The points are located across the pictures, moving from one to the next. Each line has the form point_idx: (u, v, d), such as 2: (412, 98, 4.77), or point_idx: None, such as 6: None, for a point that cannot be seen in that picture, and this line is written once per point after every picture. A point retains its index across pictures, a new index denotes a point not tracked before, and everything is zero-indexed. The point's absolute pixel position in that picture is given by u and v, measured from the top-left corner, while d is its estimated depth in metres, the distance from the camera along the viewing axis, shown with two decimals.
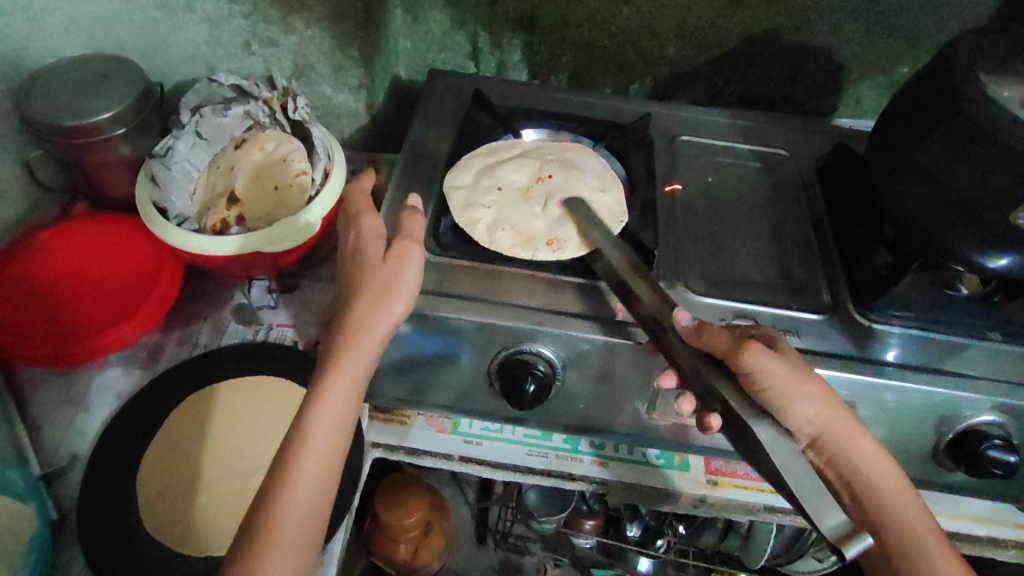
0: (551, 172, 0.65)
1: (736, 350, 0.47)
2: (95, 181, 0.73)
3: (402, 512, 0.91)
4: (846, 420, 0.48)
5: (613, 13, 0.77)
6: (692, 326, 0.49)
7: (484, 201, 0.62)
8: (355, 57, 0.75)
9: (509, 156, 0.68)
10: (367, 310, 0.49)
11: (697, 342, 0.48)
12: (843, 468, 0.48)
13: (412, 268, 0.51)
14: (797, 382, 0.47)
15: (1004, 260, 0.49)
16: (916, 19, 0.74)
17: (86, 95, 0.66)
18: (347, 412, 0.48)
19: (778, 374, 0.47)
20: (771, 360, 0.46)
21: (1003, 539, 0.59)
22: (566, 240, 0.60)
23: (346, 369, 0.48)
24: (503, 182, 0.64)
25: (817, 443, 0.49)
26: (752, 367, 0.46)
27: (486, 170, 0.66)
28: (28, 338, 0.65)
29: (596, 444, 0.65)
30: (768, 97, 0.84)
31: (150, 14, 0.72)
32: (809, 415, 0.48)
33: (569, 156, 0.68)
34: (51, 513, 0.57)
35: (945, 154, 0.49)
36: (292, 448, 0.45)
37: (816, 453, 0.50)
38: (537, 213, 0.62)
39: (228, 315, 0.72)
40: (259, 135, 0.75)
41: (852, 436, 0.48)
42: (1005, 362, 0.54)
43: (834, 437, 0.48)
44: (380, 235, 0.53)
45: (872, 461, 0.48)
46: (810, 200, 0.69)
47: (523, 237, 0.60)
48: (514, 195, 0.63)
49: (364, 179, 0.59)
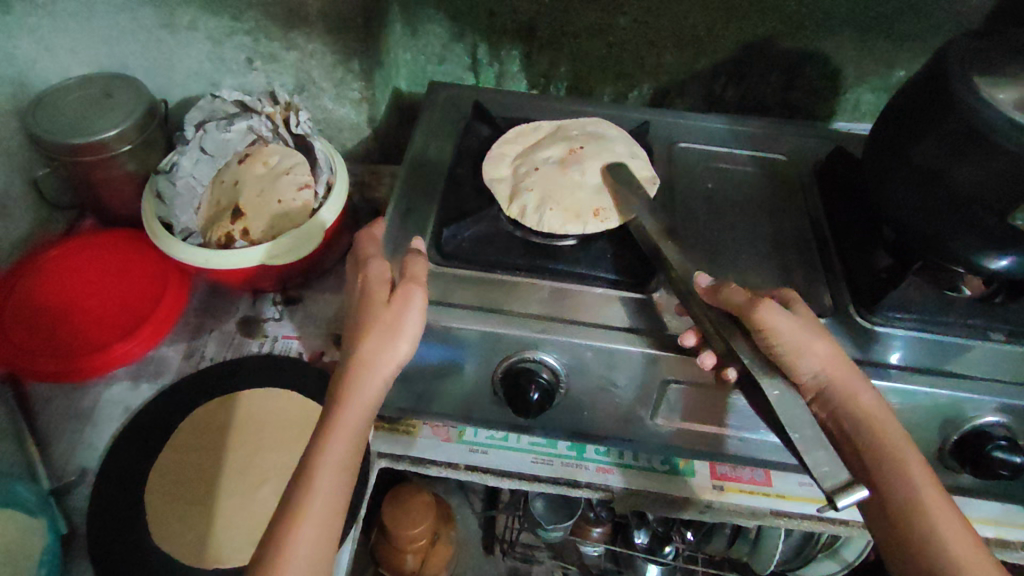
0: (581, 145, 0.66)
1: (750, 308, 0.49)
2: (101, 197, 0.74)
3: (410, 520, 0.91)
4: (849, 370, 0.49)
5: (610, 23, 0.78)
6: (710, 287, 0.52)
7: (527, 180, 0.63)
8: (356, 71, 0.76)
9: (537, 140, 0.69)
10: (374, 351, 0.49)
11: (713, 301, 0.51)
12: (844, 420, 0.48)
13: (416, 310, 0.50)
14: (813, 337, 0.49)
15: (1003, 260, 0.48)
16: (911, 23, 0.74)
17: (93, 113, 0.67)
18: (351, 458, 0.48)
19: (793, 332, 0.49)
20: (785, 320, 0.49)
21: (1012, 541, 0.59)
22: (611, 208, 0.60)
23: (349, 415, 0.48)
24: (540, 159, 0.65)
25: (822, 396, 0.50)
26: (766, 324, 0.49)
27: (522, 156, 0.66)
28: (38, 353, 0.66)
29: (601, 451, 0.65)
30: (766, 103, 0.85)
31: (154, 34, 0.73)
32: (812, 367, 0.49)
33: (592, 129, 0.69)
34: (62, 527, 0.58)
35: (942, 157, 0.49)
36: (297, 495, 0.45)
37: (820, 406, 0.50)
38: (578, 182, 0.62)
39: (234, 327, 0.73)
40: (262, 150, 0.74)
41: (854, 391, 0.48)
42: (1008, 362, 0.54)
43: (839, 390, 0.49)
44: (386, 279, 0.53)
45: (874, 413, 0.48)
46: (809, 203, 0.69)
47: (571, 208, 0.60)
48: (552, 167, 0.64)
49: (376, 226, 0.60)
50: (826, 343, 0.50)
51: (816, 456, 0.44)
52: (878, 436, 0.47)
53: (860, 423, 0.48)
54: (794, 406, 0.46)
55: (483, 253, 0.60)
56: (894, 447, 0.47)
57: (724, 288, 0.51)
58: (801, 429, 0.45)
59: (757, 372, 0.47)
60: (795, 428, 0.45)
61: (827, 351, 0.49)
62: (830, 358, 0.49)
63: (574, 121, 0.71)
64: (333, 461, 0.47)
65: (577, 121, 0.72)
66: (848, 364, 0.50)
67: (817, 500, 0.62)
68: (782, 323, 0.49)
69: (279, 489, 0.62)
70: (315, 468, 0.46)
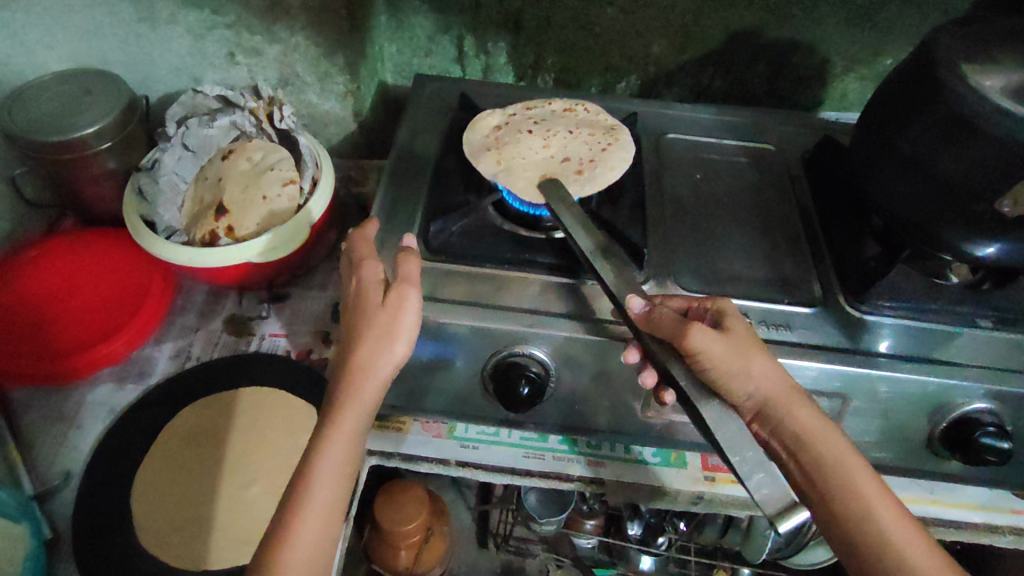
0: (522, 117, 0.69)
1: (680, 333, 0.46)
2: (81, 194, 0.72)
3: (403, 517, 0.91)
4: (789, 388, 0.47)
5: (598, 14, 0.77)
6: (644, 311, 0.49)
7: (535, 163, 0.62)
8: (340, 64, 0.75)
9: (494, 128, 0.67)
10: (370, 356, 0.49)
11: (650, 329, 0.48)
12: (786, 438, 0.47)
13: (410, 314, 0.50)
14: (742, 355, 0.47)
15: (991, 248, 0.49)
16: (896, 11, 0.74)
17: (71, 110, 0.66)
18: (348, 463, 0.47)
19: (722, 356, 0.47)
20: (715, 341, 0.46)
21: (1000, 526, 0.59)
22: (612, 133, 0.67)
23: (346, 421, 0.47)
24: (516, 140, 0.65)
25: (761, 414, 0.48)
26: (695, 349, 0.46)
27: (501, 159, 0.62)
28: (20, 355, 0.65)
29: (592, 444, 0.65)
30: (753, 93, 0.84)
31: (133, 28, 0.72)
32: (750, 389, 0.47)
33: (513, 109, 0.70)
34: (46, 532, 0.57)
35: (931, 144, 0.49)
36: (292, 506, 0.45)
37: (762, 425, 0.49)
38: (569, 137, 0.66)
39: (219, 326, 0.72)
40: (245, 146, 0.72)
41: (792, 407, 0.47)
42: (994, 349, 0.54)
43: (777, 408, 0.47)
44: (381, 279, 0.52)
45: (811, 428, 0.46)
46: (797, 194, 0.69)
47: (592, 160, 0.63)
48: (535, 141, 0.65)
49: (368, 226, 0.57)
50: (761, 359, 0.48)
51: (758, 479, 0.42)
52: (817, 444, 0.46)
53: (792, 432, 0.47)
54: (727, 425, 0.45)
55: (471, 246, 0.60)
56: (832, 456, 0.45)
57: (654, 313, 0.48)
58: (740, 451, 0.44)
59: (693, 396, 0.46)
60: (733, 450, 0.44)
61: (761, 364, 0.48)
62: (774, 374, 0.48)
63: (489, 111, 0.69)
64: (330, 465, 0.46)
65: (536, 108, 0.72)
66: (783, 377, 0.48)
67: None
68: (720, 345, 0.46)
69: (266, 488, 0.62)
70: (313, 473, 0.46)
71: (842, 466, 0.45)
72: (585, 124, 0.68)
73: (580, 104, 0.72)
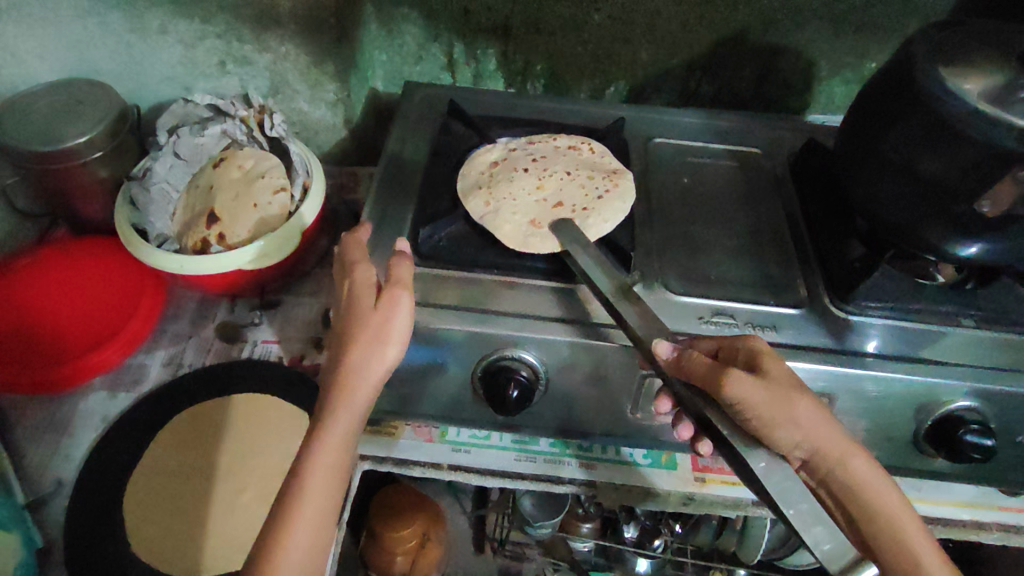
0: (522, 155, 0.68)
1: (716, 380, 0.45)
2: (73, 203, 0.72)
3: (397, 525, 0.92)
4: (838, 436, 0.46)
5: (585, 20, 0.78)
6: (672, 357, 0.48)
7: (526, 207, 0.62)
8: (330, 72, 0.75)
9: (491, 163, 0.67)
10: (363, 357, 0.49)
11: (681, 373, 0.47)
12: (836, 489, 0.46)
13: (404, 316, 0.50)
14: (784, 401, 0.46)
15: (972, 248, 0.50)
16: (880, 16, 0.75)
17: (64, 120, 0.66)
18: (339, 465, 0.48)
19: (760, 403, 0.45)
20: (757, 390, 0.45)
21: (988, 523, 0.60)
22: (613, 178, 0.65)
23: (339, 422, 0.48)
24: (511, 178, 0.64)
25: (810, 464, 0.47)
26: (735, 397, 0.45)
27: (490, 200, 0.62)
28: (13, 363, 0.66)
29: (583, 447, 0.65)
30: (740, 97, 0.85)
31: (124, 38, 0.72)
32: (797, 439, 0.46)
33: (516, 144, 0.70)
34: (38, 540, 0.57)
35: (912, 147, 0.50)
36: (286, 508, 0.45)
37: (811, 474, 0.48)
38: (568, 180, 0.65)
39: (211, 333, 0.72)
40: (236, 154, 0.72)
41: (847, 464, 0.46)
42: (976, 347, 0.55)
43: (829, 462, 0.46)
44: (373, 283, 0.53)
45: (869, 485, 0.45)
46: (783, 196, 0.70)
47: (585, 208, 0.62)
48: (530, 181, 0.65)
49: (359, 230, 0.58)
50: (812, 410, 0.46)
51: (815, 533, 0.42)
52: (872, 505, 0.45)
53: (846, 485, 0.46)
54: (779, 478, 0.45)
55: (461, 252, 0.60)
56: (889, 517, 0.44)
57: (685, 358, 0.47)
58: (793, 504, 0.43)
59: (738, 444, 0.46)
60: (786, 502, 0.43)
61: (810, 413, 0.46)
62: (826, 427, 0.46)
63: (491, 145, 0.69)
64: (322, 467, 0.47)
65: (540, 142, 0.71)
66: (837, 430, 0.46)
67: None
68: (762, 392, 0.45)
69: (258, 495, 0.63)
70: (306, 474, 0.46)
71: (899, 528, 0.44)
72: (588, 167, 0.67)
73: (586, 142, 0.70)
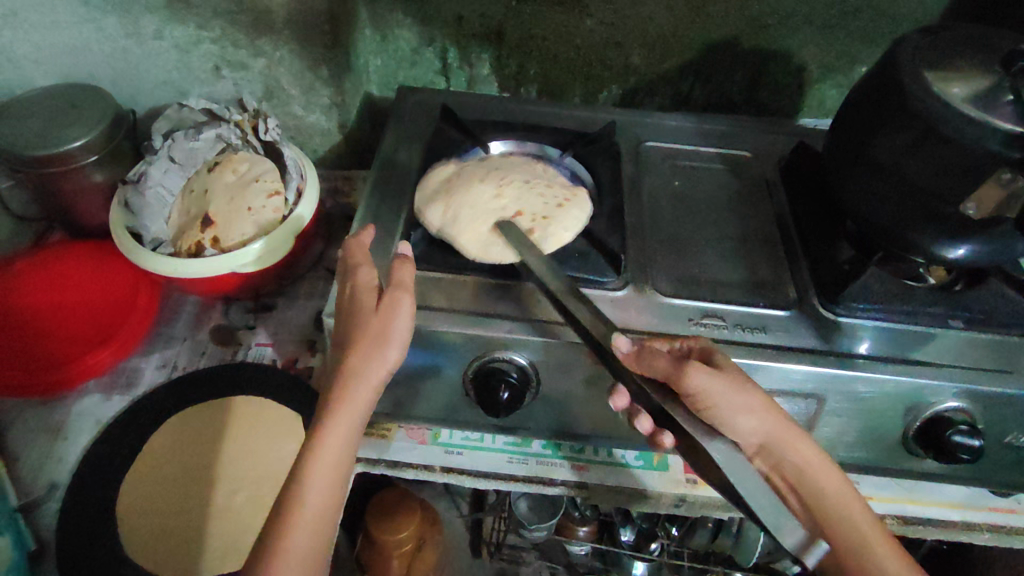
0: (477, 167, 0.67)
1: (678, 373, 0.47)
2: (68, 208, 0.73)
3: (394, 527, 0.91)
4: (789, 425, 0.48)
5: (577, 25, 0.79)
6: (631, 350, 0.48)
7: (484, 214, 0.61)
8: (324, 77, 0.76)
9: (448, 176, 0.66)
10: (364, 359, 0.49)
11: (640, 366, 0.47)
12: (788, 472, 0.49)
13: (404, 318, 0.50)
14: (739, 392, 0.47)
15: (960, 250, 0.51)
16: (870, 21, 0.76)
17: (58, 125, 0.67)
18: (340, 467, 0.48)
19: (719, 394, 0.47)
20: (714, 382, 0.47)
21: (978, 524, 0.60)
22: (572, 191, 0.65)
23: (339, 425, 0.48)
24: (469, 187, 0.63)
25: (764, 450, 0.49)
26: (695, 388, 0.46)
27: (448, 210, 0.61)
28: (7, 366, 0.66)
29: (576, 448, 0.65)
30: (732, 101, 0.86)
31: (119, 43, 0.73)
32: (752, 427, 0.48)
33: (475, 157, 0.69)
34: (30, 543, 0.57)
35: (899, 151, 0.50)
36: (284, 510, 0.45)
37: (764, 460, 0.50)
38: (525, 190, 0.64)
39: (206, 336, 0.72)
40: (231, 158, 0.72)
41: (796, 449, 0.48)
42: (964, 348, 0.55)
43: (778, 445, 0.48)
44: (375, 286, 0.53)
45: (817, 470, 0.48)
46: (773, 200, 0.70)
47: (545, 216, 0.61)
48: (487, 187, 0.63)
49: (364, 234, 0.58)
50: (762, 400, 0.48)
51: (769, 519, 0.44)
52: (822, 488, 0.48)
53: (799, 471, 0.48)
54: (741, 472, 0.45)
55: (452, 255, 0.60)
56: (837, 497, 0.48)
57: (644, 352, 0.47)
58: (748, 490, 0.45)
59: (698, 434, 0.46)
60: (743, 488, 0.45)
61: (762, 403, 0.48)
62: (776, 416, 0.48)
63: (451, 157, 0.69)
64: (321, 469, 0.47)
65: (502, 155, 0.70)
66: (787, 419, 0.49)
67: None
68: (721, 384, 0.47)
69: (253, 496, 0.64)
70: (305, 476, 0.47)
71: (843, 507, 0.48)
72: (546, 178, 0.66)
73: (544, 157, 0.70)
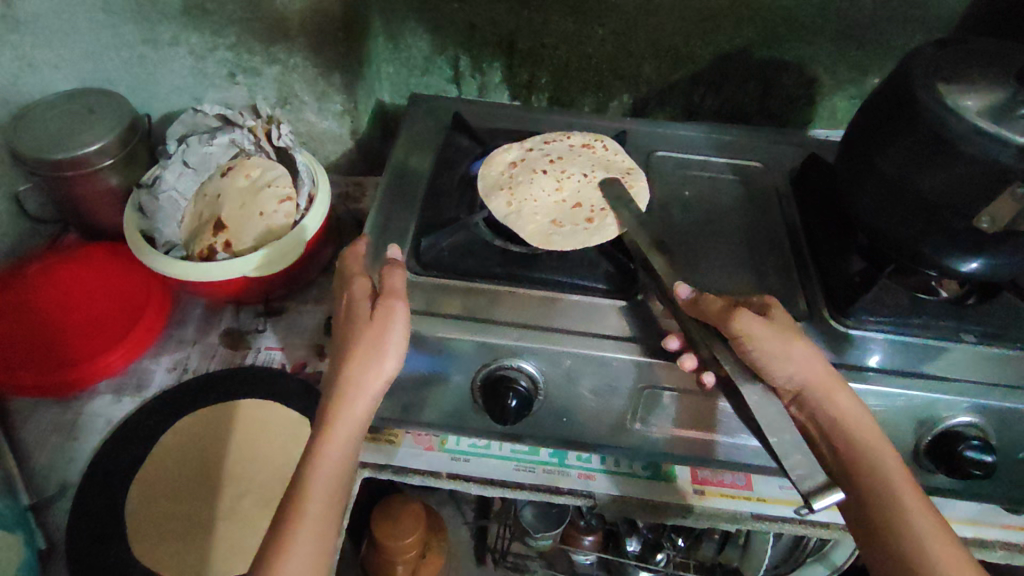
0: (534, 158, 0.71)
1: (726, 314, 0.49)
2: (84, 210, 0.74)
3: (399, 532, 0.90)
4: (829, 375, 0.49)
5: (589, 35, 0.79)
6: (690, 297, 0.52)
7: (547, 208, 0.65)
8: (338, 84, 0.77)
9: (510, 165, 0.69)
10: (361, 368, 0.50)
11: (692, 310, 0.51)
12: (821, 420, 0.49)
13: (400, 326, 0.51)
14: (783, 338, 0.49)
15: (973, 263, 0.50)
16: (883, 33, 0.76)
17: (75, 128, 0.68)
18: (342, 474, 0.48)
19: (760, 337, 0.49)
20: (758, 325, 0.49)
21: (990, 541, 0.59)
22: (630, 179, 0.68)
23: (339, 433, 0.48)
24: (530, 180, 0.67)
25: (801, 398, 0.50)
26: (739, 329, 0.49)
27: (512, 201, 0.65)
28: (22, 367, 0.66)
29: (584, 457, 0.65)
30: (743, 112, 0.86)
31: (136, 49, 0.74)
32: (788, 372, 0.50)
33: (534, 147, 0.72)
34: (40, 541, 0.58)
35: (910, 163, 0.50)
36: (288, 516, 0.46)
37: (800, 408, 0.51)
38: (582, 181, 0.68)
39: (216, 339, 0.73)
40: (244, 163, 0.73)
41: (832, 396, 0.49)
42: (977, 363, 0.55)
43: (817, 394, 0.49)
44: (369, 294, 0.53)
45: (851, 418, 0.48)
46: (785, 211, 0.70)
47: (604, 208, 0.65)
48: (547, 181, 0.68)
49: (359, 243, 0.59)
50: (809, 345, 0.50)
51: (794, 460, 0.44)
52: (858, 436, 0.48)
53: (837, 420, 0.48)
54: (768, 407, 0.47)
55: (462, 261, 0.61)
56: (870, 447, 0.47)
57: (703, 298, 0.51)
58: (780, 432, 0.45)
59: (735, 375, 0.48)
60: (773, 431, 0.45)
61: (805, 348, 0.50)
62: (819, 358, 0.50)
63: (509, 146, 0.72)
64: (324, 475, 0.47)
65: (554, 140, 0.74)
66: (827, 370, 0.50)
67: (797, 503, 0.62)
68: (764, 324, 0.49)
69: (262, 501, 0.64)
70: (307, 482, 0.47)
71: (879, 457, 0.47)
72: (602, 168, 0.70)
73: (598, 141, 0.74)
